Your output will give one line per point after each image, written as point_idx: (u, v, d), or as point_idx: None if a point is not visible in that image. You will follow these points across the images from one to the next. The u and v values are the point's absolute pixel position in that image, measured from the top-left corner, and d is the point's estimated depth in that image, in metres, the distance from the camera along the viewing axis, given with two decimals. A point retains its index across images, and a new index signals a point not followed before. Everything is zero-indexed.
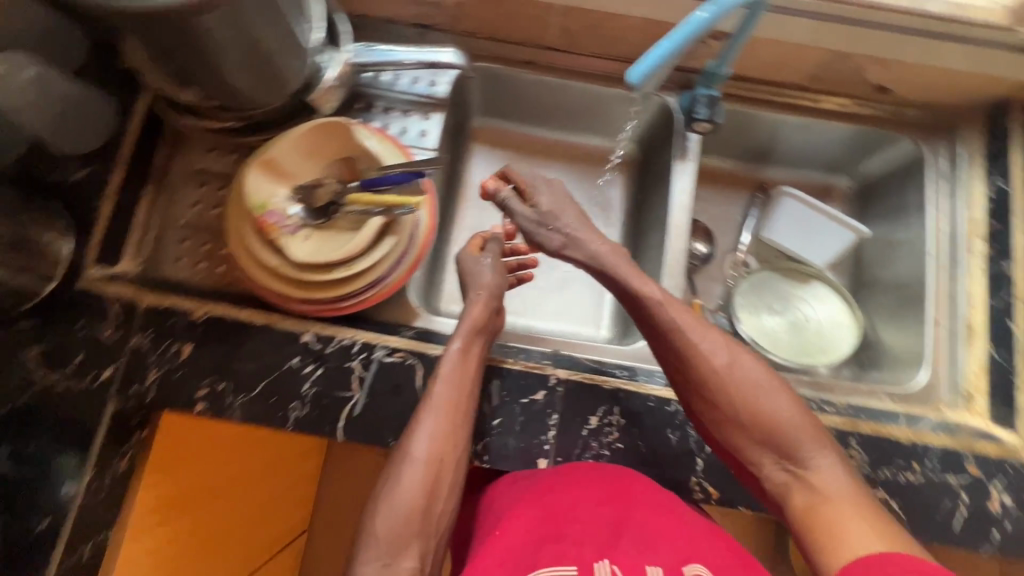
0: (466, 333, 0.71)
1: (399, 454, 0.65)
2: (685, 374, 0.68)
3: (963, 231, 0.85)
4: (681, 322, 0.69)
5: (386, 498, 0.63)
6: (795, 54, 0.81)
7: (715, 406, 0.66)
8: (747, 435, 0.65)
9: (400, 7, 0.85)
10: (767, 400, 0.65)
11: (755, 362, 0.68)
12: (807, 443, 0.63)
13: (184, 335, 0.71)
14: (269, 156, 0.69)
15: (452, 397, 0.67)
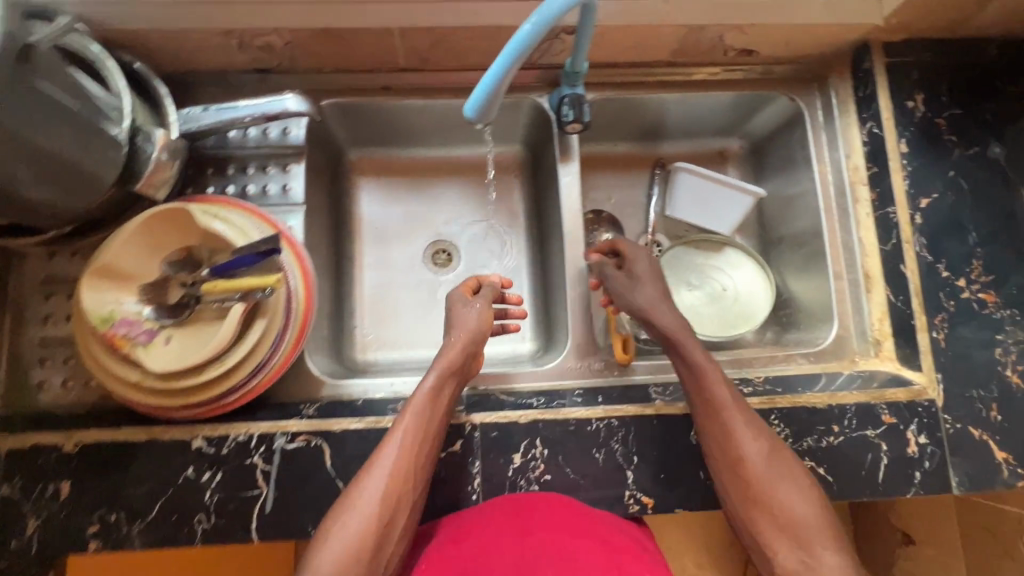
0: (440, 372, 0.68)
1: (349, 496, 0.61)
2: (723, 451, 0.66)
3: (848, 180, 0.85)
4: (729, 398, 0.67)
5: (326, 546, 0.58)
6: (651, 34, 0.78)
7: (741, 483, 0.64)
8: (772, 521, 0.62)
9: (229, 57, 0.77)
10: (790, 490, 0.62)
11: (790, 455, 0.66)
12: (826, 542, 0.60)
13: (59, 473, 0.65)
14: (100, 263, 0.61)
15: (412, 434, 0.64)
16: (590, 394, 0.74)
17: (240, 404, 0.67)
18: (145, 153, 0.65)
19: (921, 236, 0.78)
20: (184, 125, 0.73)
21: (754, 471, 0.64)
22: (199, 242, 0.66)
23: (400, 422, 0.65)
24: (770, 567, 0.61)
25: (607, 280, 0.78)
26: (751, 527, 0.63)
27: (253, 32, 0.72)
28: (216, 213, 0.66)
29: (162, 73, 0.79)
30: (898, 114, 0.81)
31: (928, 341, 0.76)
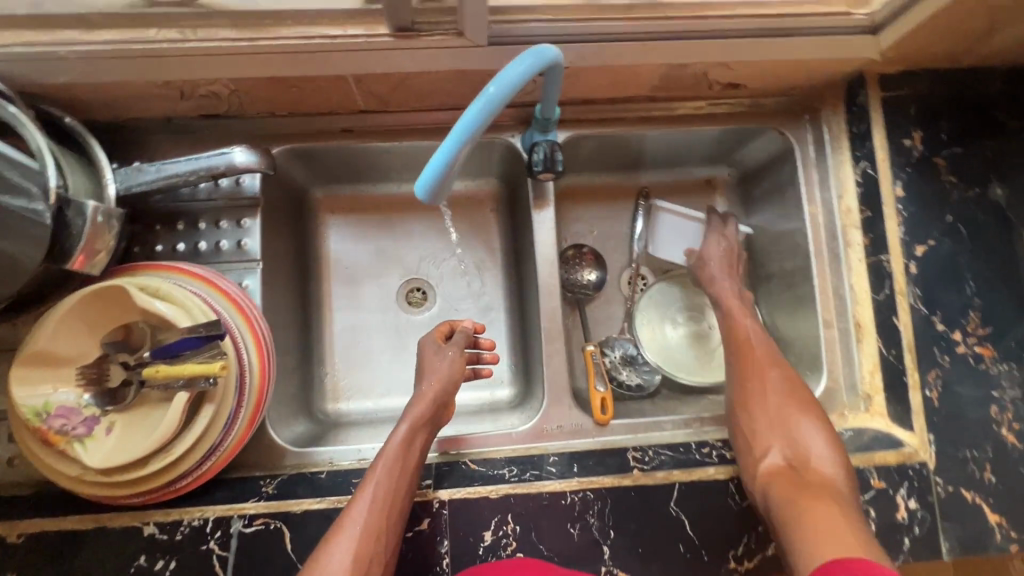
0: (413, 421, 0.68)
1: (318, 563, 0.57)
2: (745, 386, 0.74)
3: (840, 223, 0.80)
4: (755, 332, 0.78)
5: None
6: (629, 73, 0.73)
7: (755, 405, 0.71)
8: (770, 428, 0.69)
9: (174, 105, 0.71)
10: (798, 412, 0.70)
11: (810, 396, 0.72)
12: (822, 452, 0.66)
13: (1, 566, 0.61)
14: (32, 352, 0.57)
15: (383, 492, 0.62)
16: (566, 463, 0.71)
17: (195, 485, 0.64)
18: (75, 227, 0.60)
19: (916, 286, 0.74)
20: (123, 186, 0.68)
21: (773, 394, 0.72)
22: (140, 319, 0.62)
23: (370, 476, 0.63)
24: (756, 467, 0.67)
25: (704, 263, 0.87)
26: (750, 430, 0.70)
27: (195, 82, 0.66)
28: (154, 290, 0.61)
29: (103, 122, 0.74)
30: (893, 153, 0.77)
31: (920, 400, 0.73)
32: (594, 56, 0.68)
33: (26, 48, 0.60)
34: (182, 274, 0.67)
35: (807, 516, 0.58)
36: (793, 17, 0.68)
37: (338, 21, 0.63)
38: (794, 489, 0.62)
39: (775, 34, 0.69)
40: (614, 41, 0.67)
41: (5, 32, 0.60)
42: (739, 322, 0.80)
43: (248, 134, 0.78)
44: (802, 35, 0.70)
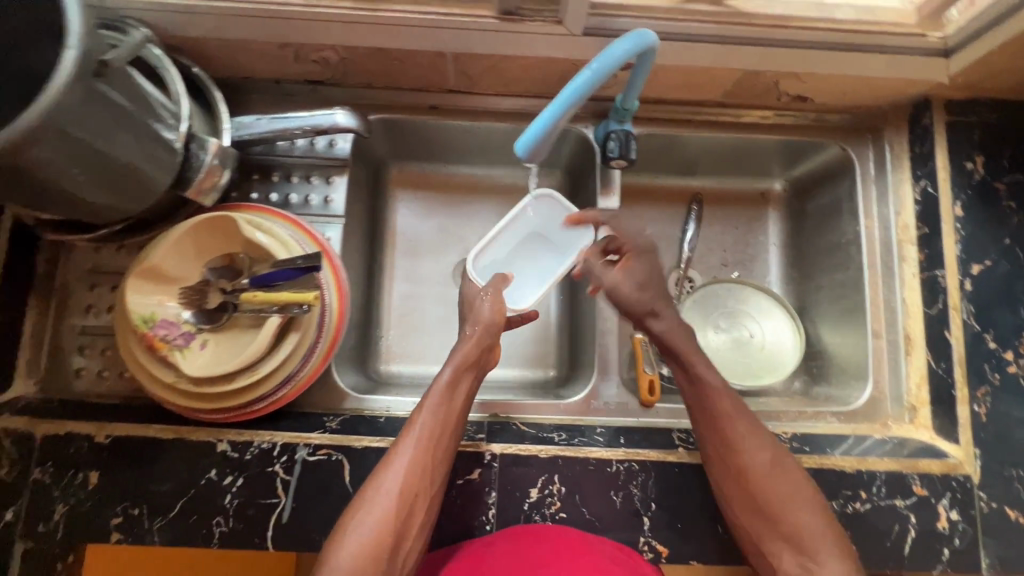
0: (456, 366, 0.71)
1: (368, 490, 0.62)
2: (719, 460, 0.67)
3: (896, 237, 0.82)
4: (718, 401, 0.69)
5: (343, 541, 0.59)
6: (705, 75, 0.78)
7: (738, 490, 0.65)
8: (770, 528, 0.63)
9: (285, 67, 0.79)
10: (790, 501, 0.63)
11: (791, 461, 0.66)
12: (827, 547, 0.60)
13: (90, 462, 0.67)
14: (146, 266, 0.63)
15: (431, 434, 0.65)
16: (612, 434, 0.73)
17: (268, 411, 0.68)
18: (197, 159, 0.67)
19: (970, 303, 0.76)
20: (237, 132, 0.75)
21: (754, 477, 0.65)
22: (241, 250, 0.68)
23: (418, 416, 0.67)
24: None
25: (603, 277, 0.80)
26: (756, 536, 0.63)
27: (312, 47, 0.74)
28: (259, 224, 0.67)
29: (219, 77, 0.81)
30: (955, 175, 0.79)
31: (968, 415, 0.74)
32: (678, 54, 0.73)
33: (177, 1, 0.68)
34: (278, 218, 0.72)
35: None
36: (868, 34, 0.73)
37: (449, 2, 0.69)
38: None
39: (850, 50, 0.74)
40: (696, 42, 0.72)
41: None
42: (716, 408, 0.69)
43: (344, 102, 0.84)
44: (876, 53, 0.74)
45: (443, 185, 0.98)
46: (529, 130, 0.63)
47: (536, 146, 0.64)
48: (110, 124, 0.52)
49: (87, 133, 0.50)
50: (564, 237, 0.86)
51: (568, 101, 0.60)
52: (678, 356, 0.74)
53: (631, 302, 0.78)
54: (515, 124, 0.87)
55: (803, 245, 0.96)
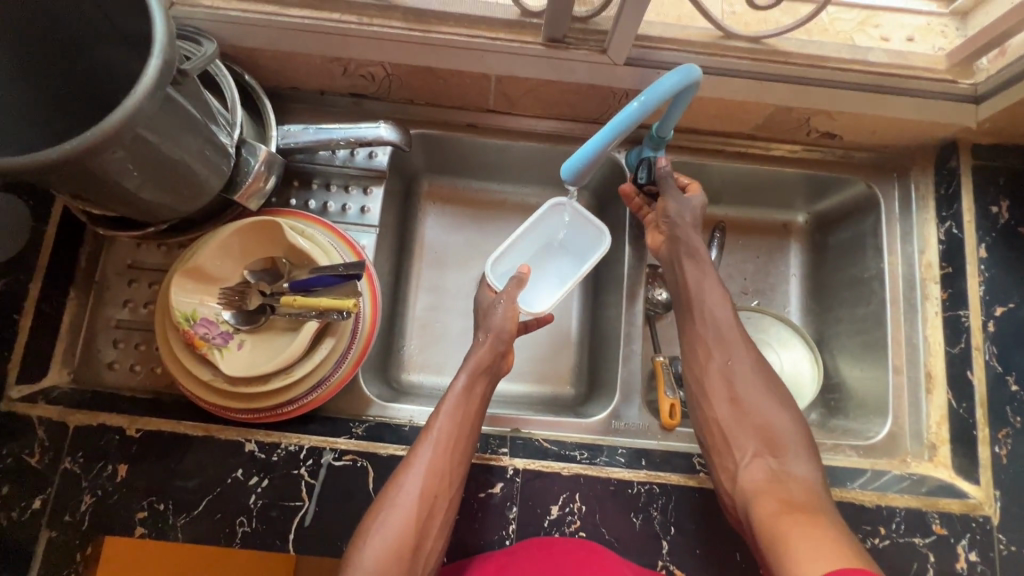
0: (471, 372, 0.73)
1: (389, 493, 0.63)
2: (705, 356, 0.75)
3: (919, 275, 0.84)
4: (717, 305, 0.77)
5: (368, 541, 0.60)
6: (739, 107, 0.80)
7: (719, 386, 0.73)
8: (742, 421, 0.70)
9: (332, 80, 0.81)
10: (765, 402, 0.71)
11: (776, 379, 0.74)
12: (794, 443, 0.67)
13: (119, 455, 0.67)
14: (192, 265, 0.66)
15: (448, 439, 0.67)
16: (634, 456, 0.74)
17: (295, 414, 0.69)
18: (247, 165, 0.69)
19: (993, 344, 0.77)
20: (282, 140, 0.76)
21: (736, 377, 0.73)
22: (282, 254, 0.70)
23: (436, 422, 0.68)
24: (736, 471, 0.67)
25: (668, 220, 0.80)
26: (727, 425, 0.70)
27: (361, 62, 0.76)
28: (301, 231, 0.69)
29: (267, 87, 0.84)
30: (980, 218, 0.81)
31: (988, 455, 0.74)
32: (714, 87, 0.76)
33: (238, 13, 0.71)
34: (318, 225, 0.74)
35: (780, 513, 0.59)
36: (901, 77, 0.75)
37: (498, 28, 0.72)
38: (778, 495, 0.62)
39: (882, 91, 0.76)
40: (732, 76, 0.75)
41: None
42: (713, 315, 0.77)
43: (385, 116, 0.87)
44: (907, 95, 0.76)
45: (473, 200, 0.99)
46: (574, 156, 0.67)
47: (580, 173, 0.68)
48: (177, 126, 0.55)
49: (157, 135, 0.52)
50: (581, 239, 0.89)
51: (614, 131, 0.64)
52: (692, 285, 0.79)
53: (674, 241, 0.81)
54: (549, 145, 0.89)
55: (824, 278, 0.97)
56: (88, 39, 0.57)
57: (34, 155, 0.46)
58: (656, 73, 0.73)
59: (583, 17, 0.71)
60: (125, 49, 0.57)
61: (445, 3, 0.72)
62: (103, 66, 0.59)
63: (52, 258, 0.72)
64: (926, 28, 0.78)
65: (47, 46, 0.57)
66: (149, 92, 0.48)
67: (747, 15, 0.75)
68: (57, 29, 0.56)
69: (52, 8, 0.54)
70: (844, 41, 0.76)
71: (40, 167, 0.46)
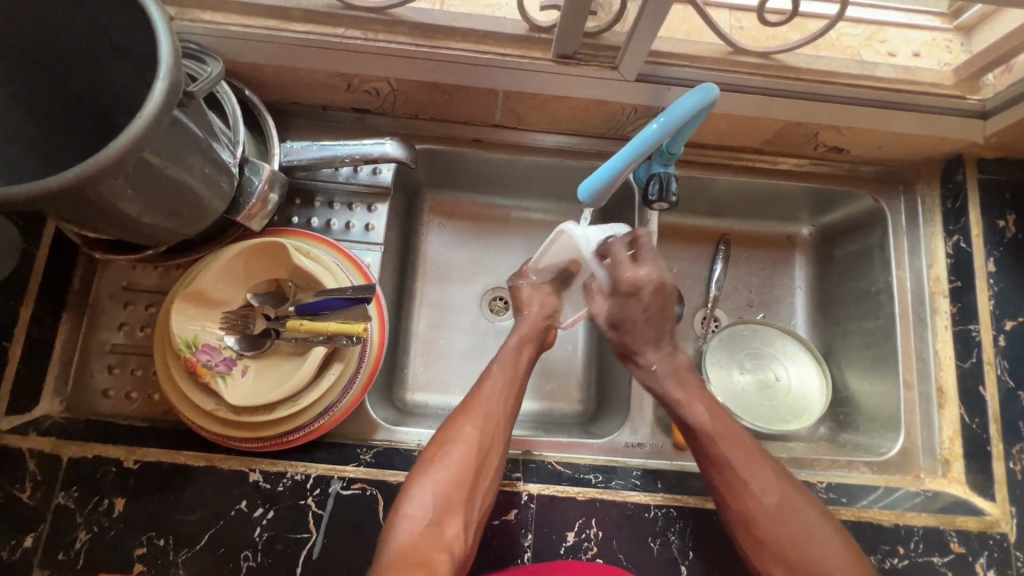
0: (523, 335, 0.79)
1: (451, 430, 0.67)
2: (731, 450, 0.68)
3: (928, 290, 0.84)
4: (732, 442, 0.69)
5: (430, 470, 0.63)
6: (748, 121, 0.80)
7: (754, 481, 0.66)
8: (783, 527, 0.64)
9: (335, 95, 0.79)
10: (800, 542, 0.63)
11: (793, 476, 0.68)
12: (838, 574, 0.61)
13: (116, 488, 0.64)
14: (192, 289, 0.63)
15: (506, 388, 0.71)
16: (649, 478, 0.73)
17: (301, 442, 0.67)
18: (250, 184, 0.67)
19: (1003, 359, 0.77)
20: (285, 158, 0.74)
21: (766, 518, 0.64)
22: (287, 277, 0.68)
23: (491, 374, 0.73)
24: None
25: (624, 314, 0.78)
26: (763, 527, 0.64)
27: (365, 78, 0.75)
28: (306, 252, 0.68)
29: (266, 102, 0.82)
30: (987, 233, 0.81)
31: (1003, 471, 0.74)
32: (724, 103, 0.76)
33: (240, 28, 0.68)
34: (322, 244, 0.73)
35: None
36: (910, 93, 0.75)
37: (507, 44, 0.71)
38: None
39: (891, 107, 0.76)
40: (742, 91, 0.75)
41: (224, 13, 0.69)
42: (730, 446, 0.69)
43: (389, 131, 0.86)
44: (915, 112, 0.76)
45: (477, 214, 0.97)
46: (591, 176, 0.65)
47: (598, 194, 0.66)
48: (183, 149, 0.53)
49: (162, 158, 0.51)
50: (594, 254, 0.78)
51: (631, 155, 0.62)
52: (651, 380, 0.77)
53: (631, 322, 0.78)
54: (555, 160, 0.88)
55: (829, 292, 0.97)
56: (88, 58, 0.55)
57: (39, 183, 0.44)
58: (667, 89, 0.73)
59: (594, 33, 0.69)
60: (125, 69, 0.55)
61: (454, 19, 0.71)
62: (102, 84, 0.57)
63: (44, 282, 0.69)
64: (932, 43, 0.78)
65: (40, 65, 0.55)
66: (161, 117, 0.46)
67: (755, 29, 0.74)
68: (55, 47, 0.54)
69: (49, 29, 0.52)
70: (851, 56, 0.75)
71: (41, 197, 0.44)
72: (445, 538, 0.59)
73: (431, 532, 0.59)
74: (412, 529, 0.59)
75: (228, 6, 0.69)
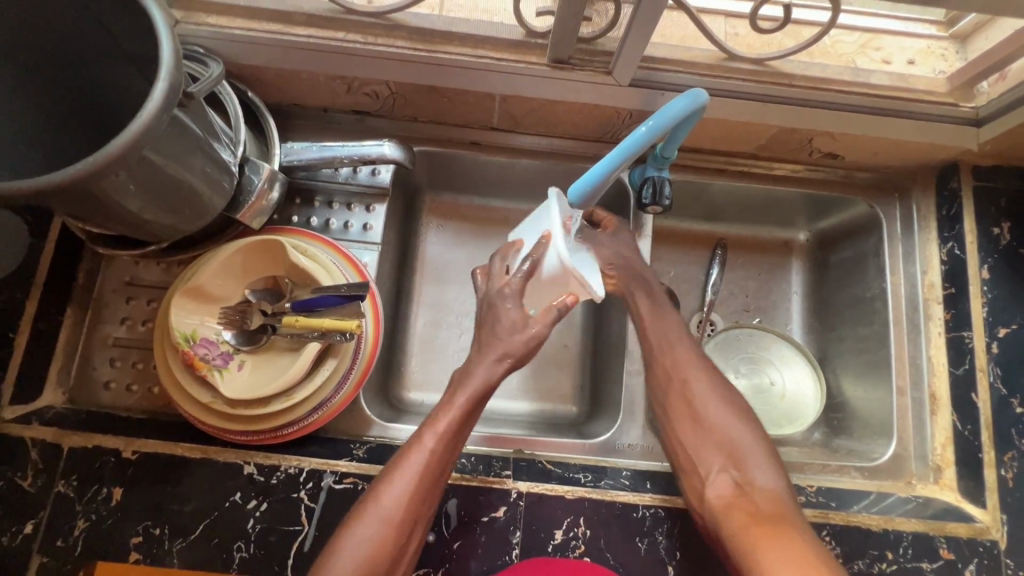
0: (472, 390, 0.65)
1: (364, 506, 0.59)
2: (668, 378, 0.73)
3: (923, 296, 0.84)
4: (671, 342, 0.75)
5: (343, 550, 0.56)
6: (742, 127, 0.81)
7: (680, 406, 0.71)
8: (709, 441, 0.68)
9: (336, 97, 0.81)
10: (725, 417, 0.69)
11: (730, 390, 0.72)
12: (762, 464, 0.65)
13: (114, 478, 0.66)
14: (192, 285, 0.65)
15: (441, 449, 0.62)
16: (638, 478, 0.73)
17: (295, 436, 0.69)
18: (250, 184, 0.69)
19: (996, 366, 0.77)
20: (286, 158, 0.76)
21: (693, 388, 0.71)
22: (285, 274, 0.69)
23: (418, 442, 0.63)
24: (704, 487, 0.65)
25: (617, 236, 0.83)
26: (689, 446, 0.69)
27: (365, 81, 0.76)
28: (303, 250, 0.69)
29: (269, 103, 0.84)
30: (981, 240, 0.81)
31: (995, 479, 0.74)
32: (717, 108, 0.77)
33: (243, 32, 0.70)
34: (319, 242, 0.74)
35: (752, 539, 0.57)
36: (903, 100, 0.75)
37: (503, 48, 0.73)
38: (747, 517, 0.60)
39: (885, 114, 0.76)
40: (736, 97, 0.75)
41: (228, 16, 0.71)
42: (667, 327, 0.76)
43: (388, 133, 0.87)
44: (908, 118, 0.77)
45: (476, 216, 0.99)
46: (581, 177, 0.66)
47: (587, 195, 0.67)
48: (184, 148, 0.55)
49: (163, 157, 0.52)
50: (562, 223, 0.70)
51: (620, 156, 0.63)
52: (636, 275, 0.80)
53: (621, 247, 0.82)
54: (552, 164, 0.89)
55: (824, 297, 0.97)
56: (95, 59, 0.57)
57: (40, 178, 0.46)
58: (661, 95, 0.74)
59: (588, 38, 0.70)
60: (132, 71, 0.57)
61: (451, 24, 0.72)
62: (108, 84, 0.59)
63: (49, 276, 0.71)
64: (927, 51, 0.78)
65: (50, 68, 0.57)
66: (161, 117, 0.48)
67: (749, 36, 0.75)
68: (64, 50, 0.56)
69: (56, 30, 0.54)
70: (846, 63, 0.76)
71: (43, 193, 0.46)
72: None
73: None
74: None
75: (233, 10, 0.71)
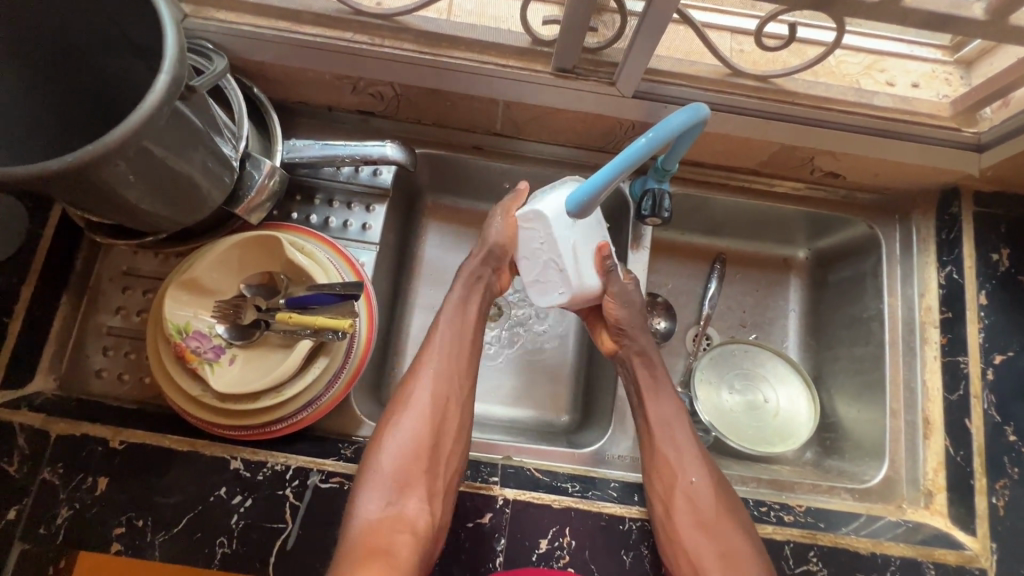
0: (466, 285, 0.80)
1: (402, 399, 0.72)
2: (661, 471, 0.72)
3: (919, 318, 0.83)
4: (672, 422, 0.76)
5: (393, 433, 0.69)
6: (745, 142, 0.81)
7: (676, 502, 0.70)
8: (705, 543, 0.68)
9: (340, 97, 0.82)
10: (723, 523, 0.69)
11: (733, 495, 0.72)
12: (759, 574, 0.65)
13: (100, 468, 0.66)
14: (189, 277, 0.66)
15: (454, 335, 0.76)
16: (626, 491, 0.74)
17: (284, 433, 0.68)
18: (251, 178, 0.69)
19: (991, 393, 0.77)
20: (288, 154, 0.76)
21: (690, 486, 0.71)
22: (281, 270, 0.70)
23: (436, 335, 0.77)
24: None
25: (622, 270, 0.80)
26: (687, 549, 0.67)
27: (371, 81, 0.77)
28: (300, 247, 0.70)
29: (275, 100, 0.84)
30: (980, 265, 0.81)
31: (986, 506, 0.73)
32: (720, 123, 0.77)
33: (252, 28, 0.71)
34: (317, 241, 0.75)
35: None
36: (904, 123, 0.76)
37: (509, 55, 0.73)
38: None
39: (887, 136, 0.77)
40: (738, 113, 0.76)
41: (238, 12, 0.72)
42: (656, 400, 0.77)
43: (392, 134, 0.87)
44: (909, 142, 0.77)
45: (475, 221, 0.98)
46: (579, 188, 0.65)
47: (586, 205, 0.66)
48: (185, 141, 0.55)
49: (163, 148, 0.52)
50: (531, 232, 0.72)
51: (618, 168, 0.62)
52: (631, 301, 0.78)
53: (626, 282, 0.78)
54: (552, 171, 0.90)
55: (822, 315, 0.97)
56: (101, 48, 0.57)
57: (34, 164, 0.46)
58: (663, 107, 0.74)
59: (593, 48, 0.70)
60: (137, 60, 0.57)
61: (458, 28, 0.73)
62: (113, 74, 0.60)
63: (46, 261, 0.71)
64: (931, 75, 0.78)
65: (57, 54, 0.57)
66: (161, 109, 0.48)
67: (756, 52, 0.74)
68: (71, 38, 0.57)
69: (64, 19, 0.55)
70: (850, 84, 0.76)
71: (38, 179, 0.46)
72: (406, 517, 0.65)
73: (390, 515, 0.65)
74: (372, 505, 0.64)
75: (242, 6, 0.72)
